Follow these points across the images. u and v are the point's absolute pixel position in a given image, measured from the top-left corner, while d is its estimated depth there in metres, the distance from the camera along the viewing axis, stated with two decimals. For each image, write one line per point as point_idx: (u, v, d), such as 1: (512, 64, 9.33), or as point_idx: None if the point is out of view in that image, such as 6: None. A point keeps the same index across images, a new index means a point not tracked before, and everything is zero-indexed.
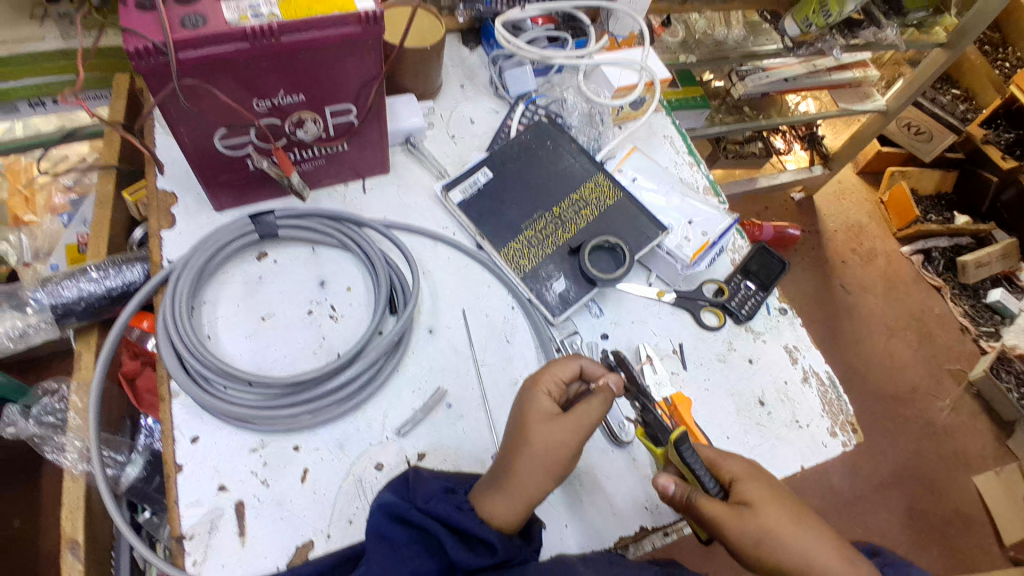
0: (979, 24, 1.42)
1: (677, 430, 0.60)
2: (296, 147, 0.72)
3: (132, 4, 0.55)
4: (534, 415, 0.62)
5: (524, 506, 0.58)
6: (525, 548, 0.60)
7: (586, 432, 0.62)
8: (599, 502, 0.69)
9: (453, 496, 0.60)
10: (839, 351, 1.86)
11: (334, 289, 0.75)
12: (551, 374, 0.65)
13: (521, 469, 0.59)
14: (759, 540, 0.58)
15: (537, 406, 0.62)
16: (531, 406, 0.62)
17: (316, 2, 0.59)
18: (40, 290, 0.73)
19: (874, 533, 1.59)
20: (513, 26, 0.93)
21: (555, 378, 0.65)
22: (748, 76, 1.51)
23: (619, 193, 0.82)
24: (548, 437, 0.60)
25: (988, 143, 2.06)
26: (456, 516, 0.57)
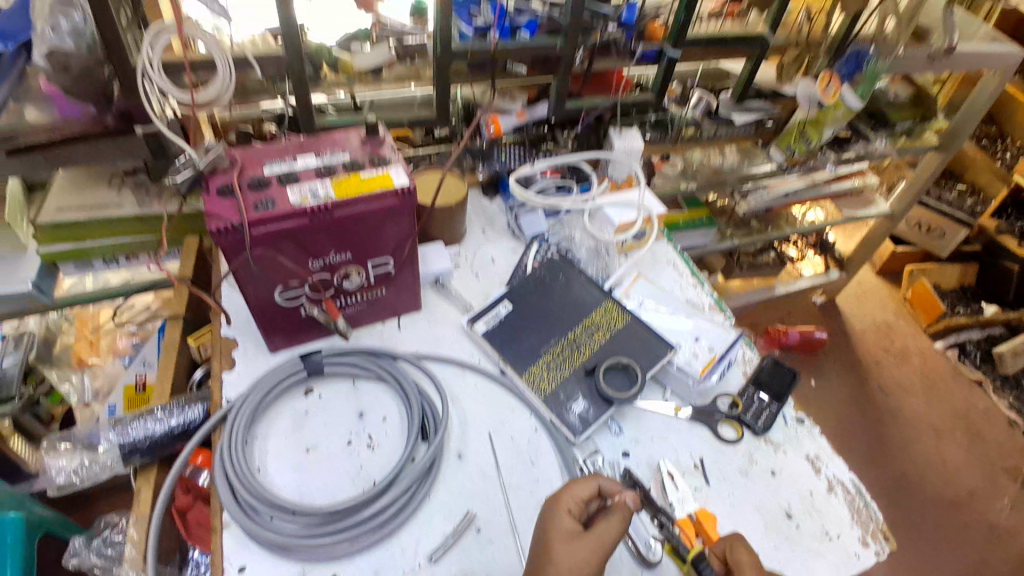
0: (970, 122, 1.59)
1: (693, 549, 0.68)
2: (341, 294, 0.84)
3: (219, 195, 0.70)
4: (557, 536, 0.64)
5: None
6: None
7: (607, 550, 0.64)
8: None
9: None
10: (886, 458, 1.77)
11: (371, 420, 0.81)
12: (571, 494, 0.68)
13: None
14: None
15: (559, 525, 0.65)
16: (553, 525, 0.65)
17: (364, 183, 0.73)
18: (113, 430, 0.83)
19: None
20: (525, 179, 1.08)
21: (576, 497, 0.68)
22: (751, 195, 1.68)
23: (628, 317, 0.89)
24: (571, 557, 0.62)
25: (1003, 233, 2.13)
26: None
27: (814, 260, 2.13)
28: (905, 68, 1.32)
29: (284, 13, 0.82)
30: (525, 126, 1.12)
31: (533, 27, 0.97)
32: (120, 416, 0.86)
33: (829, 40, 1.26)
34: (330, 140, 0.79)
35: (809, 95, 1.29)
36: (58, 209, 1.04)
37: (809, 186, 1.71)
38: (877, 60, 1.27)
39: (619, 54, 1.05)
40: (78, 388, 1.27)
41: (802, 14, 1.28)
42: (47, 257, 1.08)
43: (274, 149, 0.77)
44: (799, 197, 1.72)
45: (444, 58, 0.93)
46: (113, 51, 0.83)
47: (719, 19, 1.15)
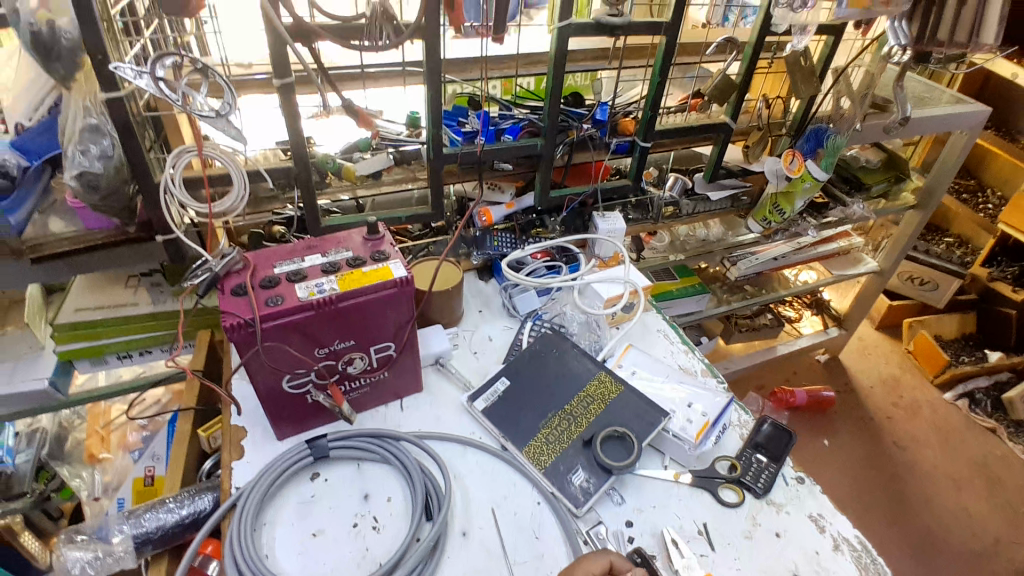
0: (945, 179, 1.68)
1: None
2: (346, 380, 0.88)
3: (232, 294, 0.76)
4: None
5: None
6: None
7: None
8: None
9: None
10: (903, 520, 1.71)
11: (376, 501, 0.83)
12: (580, 569, 0.69)
13: None
14: None
15: None
16: None
17: (365, 276, 0.80)
18: (125, 523, 0.85)
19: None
20: (516, 262, 1.16)
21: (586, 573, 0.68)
22: (739, 261, 1.70)
23: (622, 386, 0.93)
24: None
25: (997, 280, 2.17)
26: None
27: (812, 319, 2.20)
28: (865, 137, 1.42)
29: (292, 130, 0.92)
30: (514, 215, 1.20)
31: (515, 130, 1.10)
32: (132, 507, 0.88)
33: (790, 122, 1.40)
34: (333, 239, 0.86)
35: (775, 170, 1.38)
36: (76, 310, 1.12)
37: (795, 249, 1.74)
38: (837, 136, 1.36)
39: (596, 148, 1.18)
40: (89, 483, 1.31)
41: (761, 102, 1.43)
42: (62, 356, 1.14)
43: (284, 250, 0.85)
44: (786, 260, 1.75)
45: (438, 160, 1.03)
46: (138, 170, 0.93)
47: (684, 113, 1.29)
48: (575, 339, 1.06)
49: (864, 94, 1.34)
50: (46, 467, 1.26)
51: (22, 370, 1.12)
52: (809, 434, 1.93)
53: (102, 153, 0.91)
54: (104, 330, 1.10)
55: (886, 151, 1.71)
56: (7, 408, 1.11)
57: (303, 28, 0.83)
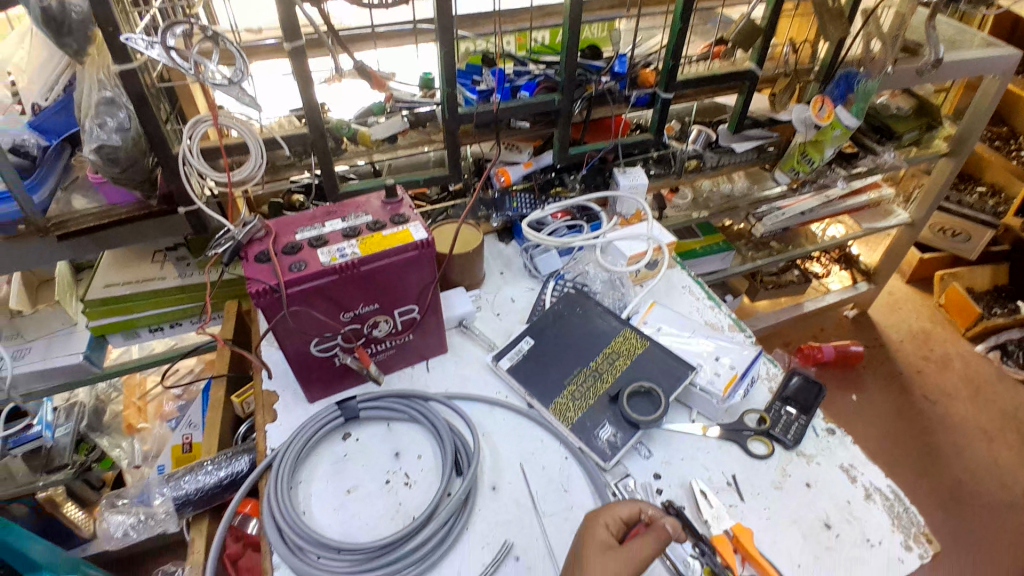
0: (978, 125, 1.59)
1: None
2: (372, 343, 0.89)
3: (255, 260, 0.77)
4: (590, 546, 0.66)
5: None
6: None
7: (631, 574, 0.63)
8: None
9: None
10: (931, 474, 1.69)
11: (407, 458, 0.85)
12: (609, 511, 0.69)
13: None
14: None
15: (595, 537, 0.66)
16: (589, 537, 0.66)
17: (386, 239, 0.80)
18: (165, 485, 0.89)
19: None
20: (537, 222, 1.14)
21: (614, 515, 0.69)
22: (765, 217, 1.63)
23: (647, 343, 0.92)
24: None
25: None
26: None
27: (841, 274, 2.14)
28: (895, 83, 1.35)
29: (305, 95, 0.91)
30: (532, 173, 1.18)
31: (531, 87, 1.07)
32: (172, 471, 0.92)
33: (819, 66, 1.33)
34: (352, 204, 0.86)
35: (803, 118, 1.33)
36: (105, 286, 1.14)
37: (824, 204, 1.67)
38: (869, 80, 1.31)
39: (616, 102, 1.14)
40: (129, 452, 1.37)
41: (787, 46, 1.37)
42: (95, 330, 1.18)
43: (304, 217, 0.85)
44: (814, 215, 1.68)
45: (453, 120, 1.01)
46: (156, 141, 0.93)
47: (707, 61, 1.23)
48: (598, 298, 1.04)
49: (896, 35, 1.26)
50: (86, 439, 1.29)
51: (57, 346, 1.16)
52: (838, 390, 1.91)
53: (119, 126, 0.90)
54: (135, 304, 1.13)
55: (918, 96, 1.64)
56: (45, 382, 1.16)
57: None
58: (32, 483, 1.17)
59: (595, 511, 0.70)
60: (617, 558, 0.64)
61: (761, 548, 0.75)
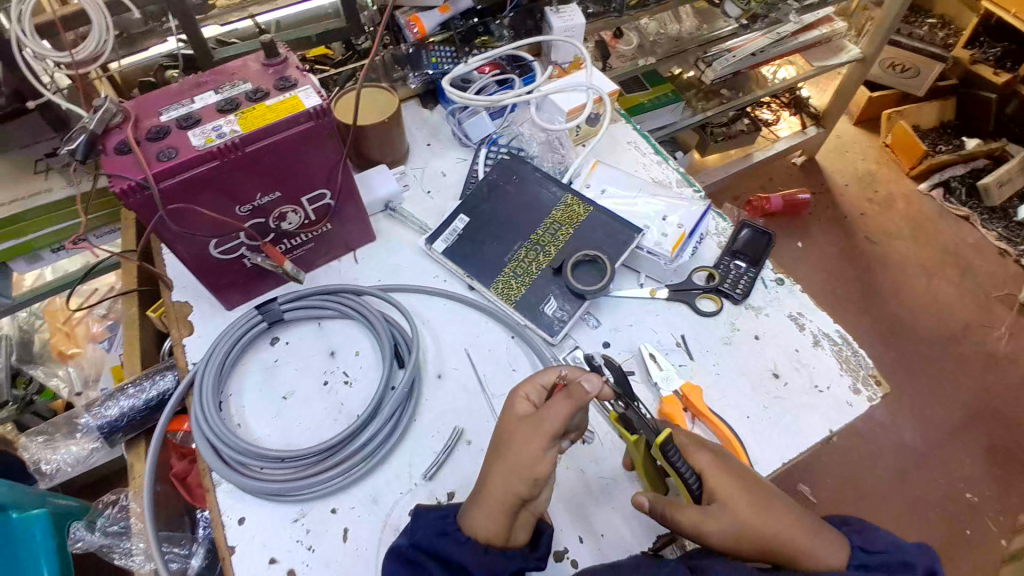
0: None
1: (664, 436, 0.60)
2: (284, 238, 0.79)
3: (113, 151, 0.64)
4: (509, 419, 0.62)
5: (499, 513, 0.58)
6: (528, 555, 0.60)
7: (552, 438, 0.58)
8: (615, 504, 0.70)
9: (449, 520, 0.61)
10: (871, 309, 1.78)
11: (344, 356, 0.80)
12: (531, 381, 0.64)
13: (493, 480, 0.58)
14: (737, 532, 0.58)
15: (514, 411, 0.62)
16: (509, 412, 0.62)
17: (270, 111, 0.66)
18: (86, 414, 0.82)
19: (939, 495, 1.46)
20: (462, 80, 0.98)
21: (535, 385, 0.64)
22: (714, 62, 1.47)
23: (590, 209, 0.84)
24: (518, 457, 0.58)
25: (978, 62, 2.02)
26: (438, 543, 0.58)
27: (791, 120, 2.07)
28: None
29: None
30: (451, 20, 1.00)
31: None
32: (91, 400, 0.85)
33: None
34: (227, 71, 0.71)
35: None
36: None
37: (774, 42, 1.50)
38: None
39: None
40: (67, 380, 1.27)
41: None
42: None
43: (171, 92, 0.70)
44: (766, 55, 1.52)
45: None
46: None
47: None
48: (537, 163, 0.95)
49: None
50: (20, 373, 1.24)
51: None
52: (784, 237, 1.94)
53: None
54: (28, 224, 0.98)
55: None
56: None
57: None
58: None
59: (516, 388, 0.65)
60: (531, 427, 0.59)
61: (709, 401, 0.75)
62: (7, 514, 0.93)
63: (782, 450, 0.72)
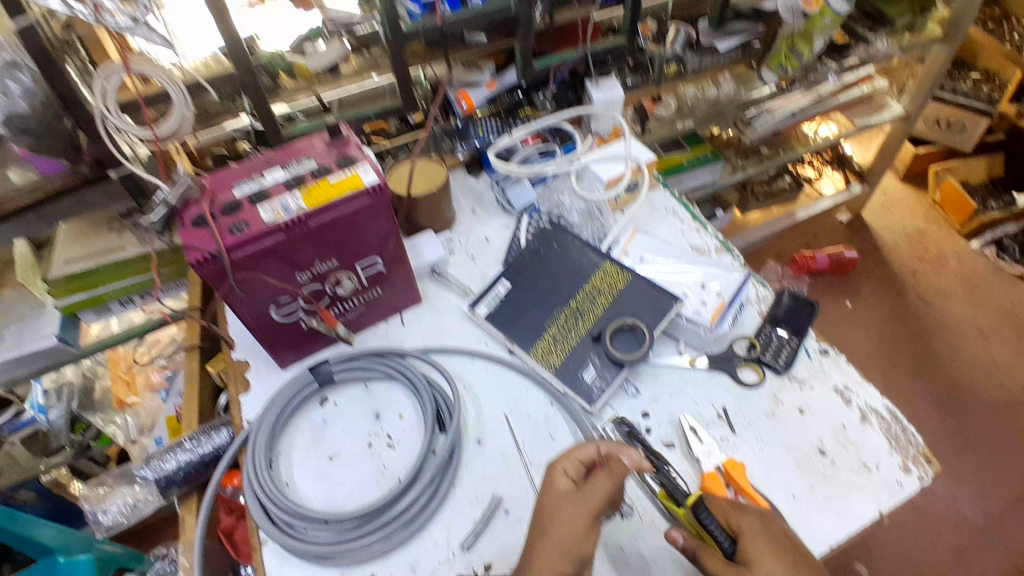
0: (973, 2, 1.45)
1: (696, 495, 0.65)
2: (337, 302, 0.84)
3: (190, 223, 0.70)
4: (550, 497, 0.63)
5: None
6: None
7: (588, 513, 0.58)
8: None
9: None
10: (926, 373, 1.71)
11: (388, 418, 0.82)
12: (568, 454, 0.65)
13: (533, 557, 0.59)
14: None
15: (553, 487, 0.63)
16: (546, 486, 0.64)
17: (332, 189, 0.72)
18: (146, 467, 0.88)
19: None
20: (505, 151, 1.03)
21: (573, 458, 0.64)
22: (755, 121, 1.56)
23: (629, 276, 0.86)
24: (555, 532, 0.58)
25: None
26: None
27: (834, 176, 2.04)
28: None
29: (226, 31, 0.77)
30: (497, 95, 1.07)
31: None
32: (151, 452, 0.91)
33: None
34: (294, 150, 0.77)
35: (790, 6, 1.11)
36: (66, 262, 1.07)
37: (815, 101, 1.59)
38: None
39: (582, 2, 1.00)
40: (124, 427, 1.35)
41: None
42: (65, 308, 1.13)
43: (242, 169, 0.76)
44: (806, 115, 1.60)
45: (398, 42, 0.85)
46: (68, 103, 0.79)
47: None
48: (577, 230, 0.97)
49: None
50: (79, 419, 1.33)
51: (28, 328, 1.11)
52: (830, 296, 1.90)
53: (25, 90, 0.81)
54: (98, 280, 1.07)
55: None
56: (26, 368, 1.11)
57: None
58: (34, 468, 1.22)
59: (554, 460, 0.66)
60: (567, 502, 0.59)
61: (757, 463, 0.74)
62: (54, 557, 0.99)
63: (830, 533, 0.70)
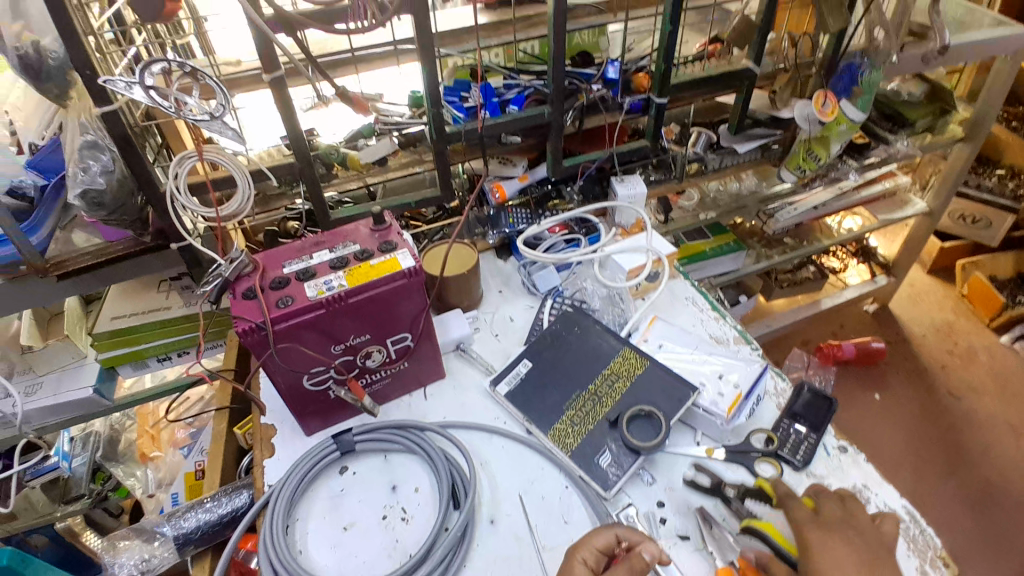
0: (994, 105, 1.53)
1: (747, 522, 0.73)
2: (365, 373, 0.88)
3: (240, 295, 0.76)
4: None
5: None
6: None
7: None
8: None
9: None
10: (958, 471, 1.64)
11: (404, 490, 0.84)
12: (587, 542, 0.66)
13: None
14: None
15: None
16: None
17: (372, 270, 0.78)
18: (166, 524, 0.93)
19: None
20: (534, 238, 1.10)
21: (592, 547, 0.66)
22: (777, 214, 1.61)
23: (647, 362, 0.89)
24: None
25: None
26: None
27: (859, 268, 2.08)
28: (902, 70, 1.26)
29: (290, 125, 0.87)
30: (528, 187, 1.15)
31: (520, 100, 1.01)
32: (174, 508, 0.95)
33: (819, 59, 1.18)
34: (341, 233, 0.85)
35: (806, 115, 1.18)
36: (113, 318, 1.15)
37: (835, 196, 1.65)
38: (873, 71, 1.18)
39: (609, 110, 1.08)
40: (143, 481, 1.39)
41: (787, 38, 1.22)
42: (106, 362, 1.18)
43: (292, 248, 0.83)
44: (827, 209, 1.66)
45: (440, 141, 0.95)
46: (142, 182, 0.89)
47: (703, 61, 1.15)
48: (598, 315, 1.02)
49: (900, 22, 1.15)
50: (102, 468, 1.37)
51: (67, 378, 1.17)
52: (858, 388, 1.86)
53: (104, 169, 0.87)
54: (140, 336, 1.13)
55: (929, 81, 1.56)
56: (57, 416, 1.17)
57: (284, 17, 0.76)
58: (49, 513, 1.26)
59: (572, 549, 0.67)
60: None
61: (807, 495, 0.75)
62: None
63: None
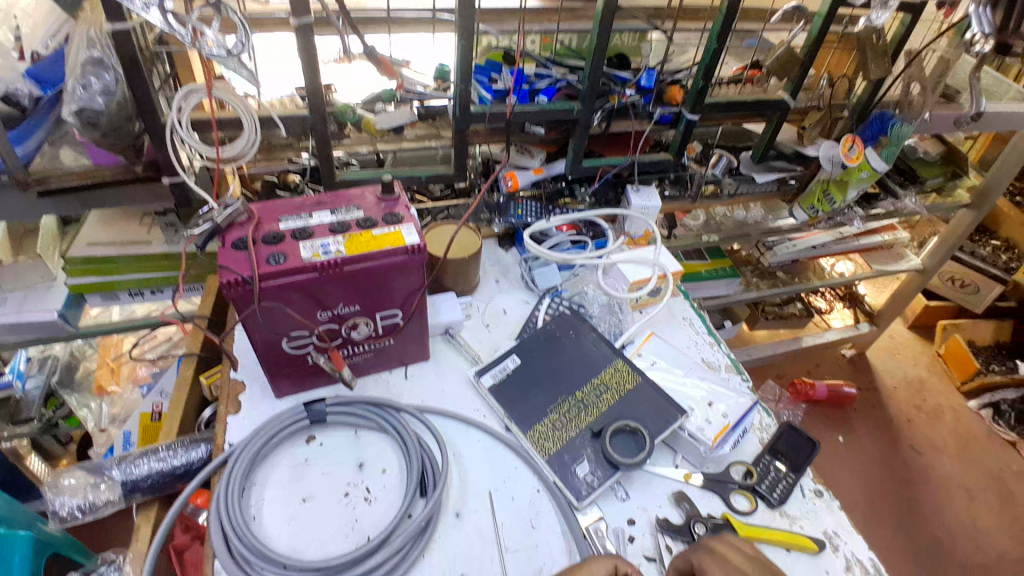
0: (1004, 178, 1.54)
1: None
2: (348, 344, 0.84)
3: (230, 245, 0.72)
4: None
5: None
6: None
7: None
8: None
9: None
10: (909, 524, 1.66)
11: (371, 471, 0.81)
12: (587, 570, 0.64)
13: None
14: None
15: None
16: None
17: (374, 240, 0.75)
18: (115, 466, 0.87)
19: None
20: (540, 233, 1.08)
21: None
22: (776, 246, 1.65)
23: (638, 378, 0.87)
24: None
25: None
26: None
27: (844, 312, 2.10)
28: (931, 128, 1.25)
29: (309, 75, 0.82)
30: (542, 181, 1.11)
31: (552, 91, 0.97)
32: (126, 452, 0.90)
33: (853, 103, 1.18)
34: (346, 197, 0.81)
35: (830, 155, 1.16)
36: (88, 245, 1.08)
37: (837, 239, 1.65)
38: (903, 124, 1.16)
39: (638, 116, 1.06)
40: (96, 414, 1.35)
41: (825, 78, 1.21)
42: (75, 288, 1.12)
43: (292, 204, 0.79)
44: (827, 250, 1.67)
45: (462, 120, 0.91)
46: (144, 108, 0.84)
47: (738, 85, 1.12)
48: (594, 322, 0.99)
49: (938, 80, 1.13)
50: (55, 395, 1.30)
51: (34, 298, 1.10)
52: (825, 428, 1.88)
53: (105, 89, 0.82)
54: (116, 268, 1.08)
55: (947, 143, 1.55)
56: (18, 335, 1.10)
57: None
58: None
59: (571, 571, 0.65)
60: None
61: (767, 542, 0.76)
62: None
63: None
